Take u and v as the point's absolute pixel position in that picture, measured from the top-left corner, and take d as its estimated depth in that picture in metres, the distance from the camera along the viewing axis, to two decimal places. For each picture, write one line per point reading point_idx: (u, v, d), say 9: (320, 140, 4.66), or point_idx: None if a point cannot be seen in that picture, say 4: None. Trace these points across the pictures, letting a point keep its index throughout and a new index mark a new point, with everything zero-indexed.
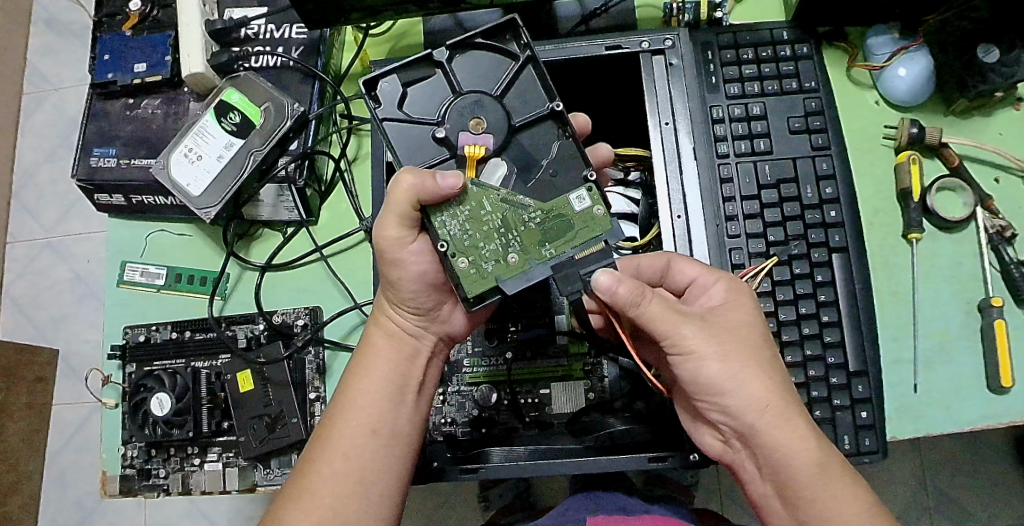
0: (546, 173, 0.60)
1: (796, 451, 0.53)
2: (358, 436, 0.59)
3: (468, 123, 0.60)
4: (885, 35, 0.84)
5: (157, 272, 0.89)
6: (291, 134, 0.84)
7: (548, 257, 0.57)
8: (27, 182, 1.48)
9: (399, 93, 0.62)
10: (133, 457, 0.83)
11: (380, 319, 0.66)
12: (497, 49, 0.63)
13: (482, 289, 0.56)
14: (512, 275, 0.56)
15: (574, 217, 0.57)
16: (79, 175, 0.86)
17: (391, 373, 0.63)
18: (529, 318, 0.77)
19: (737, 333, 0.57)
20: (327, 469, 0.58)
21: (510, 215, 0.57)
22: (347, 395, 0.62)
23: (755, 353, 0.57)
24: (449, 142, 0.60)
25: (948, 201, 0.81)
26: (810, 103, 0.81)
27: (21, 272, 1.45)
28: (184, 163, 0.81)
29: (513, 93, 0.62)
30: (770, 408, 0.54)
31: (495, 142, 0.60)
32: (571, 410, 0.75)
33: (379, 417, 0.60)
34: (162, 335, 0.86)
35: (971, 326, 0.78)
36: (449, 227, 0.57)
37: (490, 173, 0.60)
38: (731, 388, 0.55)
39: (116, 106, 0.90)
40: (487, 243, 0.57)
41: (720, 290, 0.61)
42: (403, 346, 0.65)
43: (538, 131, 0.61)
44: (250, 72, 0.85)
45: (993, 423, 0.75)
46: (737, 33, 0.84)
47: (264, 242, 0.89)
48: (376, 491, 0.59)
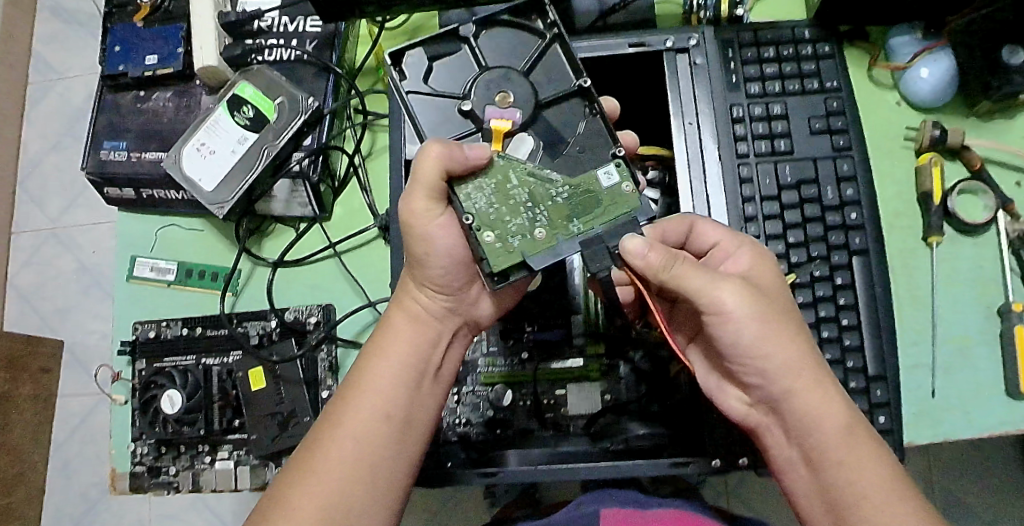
0: (574, 148, 0.60)
1: (829, 413, 0.51)
2: (374, 427, 0.58)
3: (494, 96, 0.60)
4: (908, 35, 0.82)
5: (168, 267, 0.88)
6: (306, 129, 0.83)
7: (575, 233, 0.56)
8: (32, 172, 1.47)
9: (424, 68, 0.63)
10: (143, 454, 0.83)
11: (402, 299, 0.63)
12: (523, 26, 0.64)
13: (508, 265, 0.55)
14: (538, 251, 0.56)
15: (600, 192, 0.57)
16: (90, 168, 0.85)
17: (411, 363, 0.62)
18: (545, 319, 0.76)
19: (772, 296, 0.55)
20: (341, 458, 0.56)
21: (536, 189, 0.57)
22: (365, 378, 0.59)
23: (790, 319, 0.55)
24: (476, 115, 0.60)
25: (969, 204, 0.80)
26: (832, 104, 0.80)
27: (25, 262, 1.44)
28: (196, 158, 0.81)
29: (539, 70, 0.63)
30: (805, 373, 0.52)
31: (523, 114, 0.60)
32: (588, 411, 0.74)
33: (394, 405, 0.59)
34: (172, 332, 0.85)
35: (991, 330, 0.77)
36: (474, 199, 0.57)
37: (517, 148, 0.60)
38: (769, 351, 0.52)
39: (127, 98, 0.88)
40: (513, 218, 0.56)
41: (747, 255, 0.60)
42: (426, 330, 0.63)
43: (565, 107, 0.62)
44: (264, 66, 0.84)
45: (1011, 428, 0.75)
46: (757, 31, 0.83)
47: (275, 237, 0.88)
48: (382, 481, 0.57)
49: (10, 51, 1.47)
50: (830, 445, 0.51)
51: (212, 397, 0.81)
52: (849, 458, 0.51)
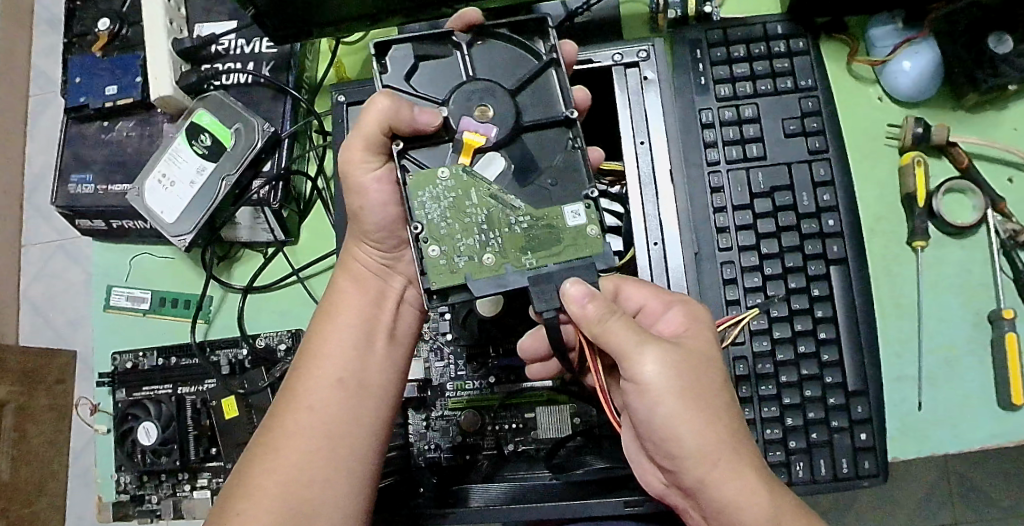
0: (548, 182, 0.53)
1: (748, 503, 0.47)
2: (314, 423, 0.56)
3: (473, 107, 0.54)
4: (890, 25, 0.77)
5: (142, 296, 0.88)
6: (264, 154, 0.81)
7: (526, 267, 0.51)
8: (36, 186, 1.20)
9: (410, 66, 0.57)
10: (126, 483, 0.84)
11: (346, 282, 0.63)
12: (519, 43, 0.56)
13: (449, 285, 0.51)
14: (483, 276, 0.51)
15: (564, 231, 0.51)
16: (58, 202, 0.85)
17: (355, 350, 0.59)
18: (510, 344, 0.74)
19: (699, 369, 0.51)
20: (283, 458, 0.54)
21: (495, 213, 0.52)
22: (309, 368, 0.58)
23: (717, 403, 0.50)
24: (450, 125, 0.54)
25: (956, 205, 0.76)
26: (806, 104, 0.76)
27: (36, 274, 1.16)
28: (157, 190, 0.80)
29: (529, 92, 0.55)
30: (721, 461, 0.48)
31: (500, 134, 0.53)
32: (556, 436, 0.73)
33: (345, 368, 0.58)
34: (148, 362, 0.86)
35: (981, 339, 0.74)
36: (428, 209, 0.52)
37: (485, 168, 0.53)
38: (682, 433, 0.48)
39: (91, 129, 0.88)
40: (465, 237, 0.51)
41: (677, 320, 0.56)
42: (369, 286, 0.63)
43: (547, 134, 0.54)
44: (220, 91, 0.83)
45: (1003, 442, 0.71)
46: (726, 29, 0.78)
47: (244, 263, 0.88)
48: (344, 447, 0.56)
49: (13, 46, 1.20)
50: None
51: (186, 427, 0.82)
52: None
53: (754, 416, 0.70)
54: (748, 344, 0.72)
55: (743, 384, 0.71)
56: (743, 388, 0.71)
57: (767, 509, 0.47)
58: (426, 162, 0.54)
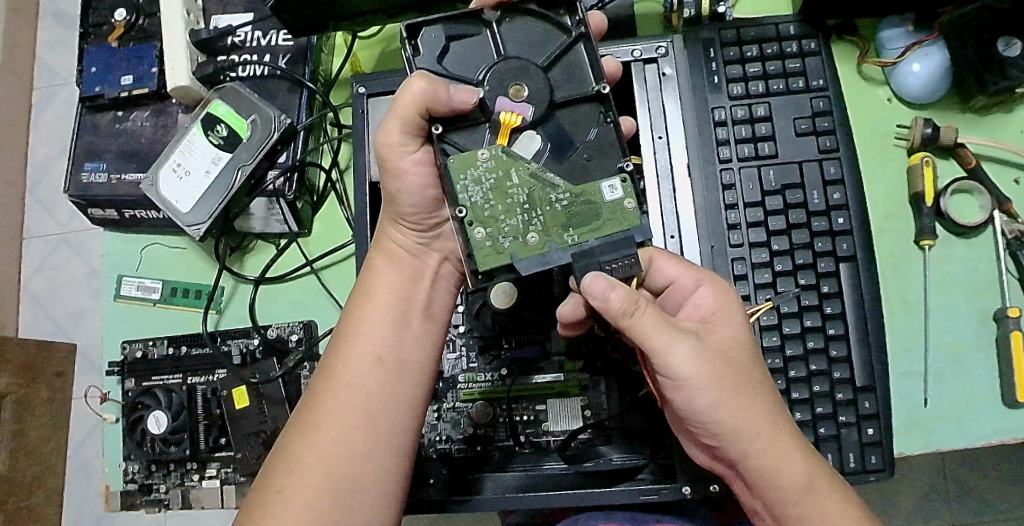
0: (585, 157, 0.54)
1: (786, 472, 0.52)
2: (354, 398, 0.56)
3: (507, 87, 0.54)
4: (900, 28, 0.79)
5: (153, 286, 0.89)
6: (279, 146, 0.82)
7: (568, 243, 0.52)
8: (40, 177, 1.20)
9: (441, 48, 0.56)
10: (134, 472, 0.84)
11: (380, 260, 0.63)
12: (547, 19, 0.56)
13: (495, 265, 0.52)
14: (529, 255, 0.52)
15: (602, 205, 0.52)
16: (71, 191, 0.85)
17: (392, 327, 0.59)
18: (524, 335, 0.75)
19: (728, 351, 0.53)
20: (324, 433, 0.54)
21: (536, 192, 0.53)
22: (347, 347, 0.59)
23: (748, 379, 0.53)
24: (487, 106, 0.54)
25: (963, 204, 0.77)
26: (817, 104, 0.77)
27: (39, 266, 1.16)
28: (172, 180, 0.80)
29: (560, 68, 0.56)
30: (760, 437, 0.52)
31: (536, 112, 0.54)
32: (567, 428, 0.74)
33: (384, 346, 0.59)
34: (158, 351, 0.86)
35: (987, 337, 0.75)
36: (471, 192, 0.53)
37: (524, 146, 0.54)
38: (722, 417, 0.51)
39: (105, 119, 0.88)
40: (507, 217, 0.52)
41: (707, 298, 0.57)
42: (404, 264, 0.63)
43: (580, 111, 0.55)
44: (236, 83, 0.83)
45: (1007, 438, 0.72)
46: (739, 29, 0.80)
47: (256, 255, 0.88)
48: (384, 423, 0.56)
49: (15, 40, 1.20)
50: (786, 498, 0.52)
51: (197, 416, 0.82)
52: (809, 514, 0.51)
53: None
54: (757, 339, 0.73)
55: None
56: None
57: (803, 482, 0.52)
58: (465, 144, 0.55)
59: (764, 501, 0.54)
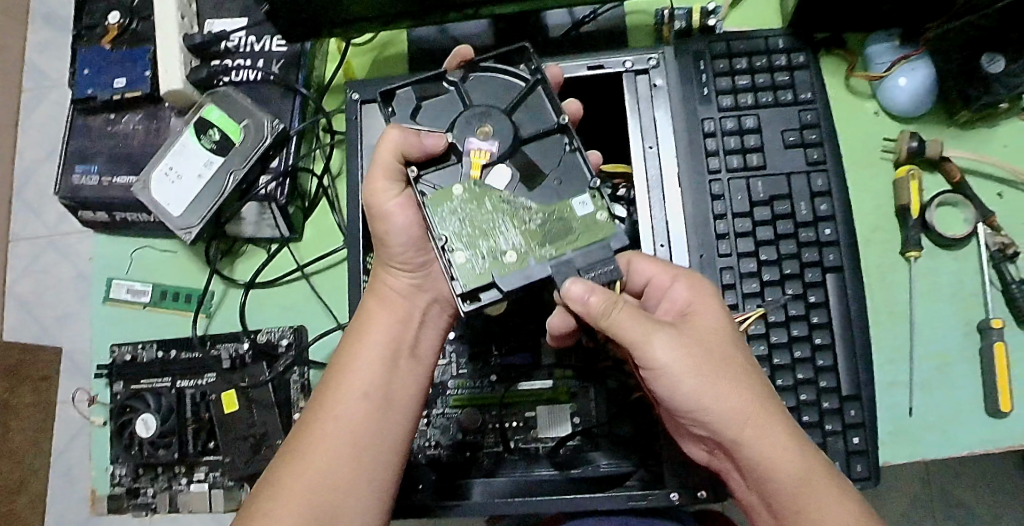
0: (554, 182, 0.55)
1: (782, 460, 0.50)
2: (338, 442, 0.56)
3: (474, 129, 0.56)
4: (885, 43, 0.80)
5: (143, 289, 0.88)
6: (272, 150, 0.82)
7: (547, 257, 0.52)
8: (28, 179, 1.19)
9: (410, 109, 0.59)
10: (121, 476, 0.84)
11: (376, 299, 0.62)
12: (502, 72, 0.59)
13: (480, 283, 0.52)
14: (509, 272, 0.52)
15: (574, 219, 0.53)
16: (62, 193, 0.85)
17: (382, 368, 0.59)
18: (513, 342, 0.75)
19: (708, 338, 0.53)
20: (306, 476, 0.54)
21: (511, 215, 0.54)
22: (336, 387, 0.58)
23: (733, 366, 0.52)
24: (457, 148, 0.56)
25: (947, 217, 0.78)
26: (805, 116, 0.78)
27: (25, 268, 1.16)
28: (164, 183, 0.80)
29: (523, 110, 0.58)
30: (749, 424, 0.50)
31: (500, 148, 0.55)
32: (556, 435, 0.74)
33: (370, 389, 0.58)
34: (147, 354, 0.85)
35: (971, 348, 0.76)
36: (448, 223, 0.53)
37: (495, 178, 0.55)
38: (708, 404, 0.50)
39: (97, 121, 0.88)
40: (485, 241, 0.53)
41: (684, 292, 0.57)
42: (396, 306, 0.62)
43: (546, 143, 0.56)
44: (230, 87, 0.83)
45: (991, 447, 0.73)
46: (730, 42, 0.81)
47: (247, 259, 0.88)
48: (367, 466, 0.56)
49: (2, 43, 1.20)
50: (783, 488, 0.50)
51: (185, 420, 0.82)
52: (805, 501, 0.49)
53: None
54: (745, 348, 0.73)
55: None
56: None
57: (797, 466, 0.49)
58: (440, 183, 0.56)
59: (762, 493, 0.52)
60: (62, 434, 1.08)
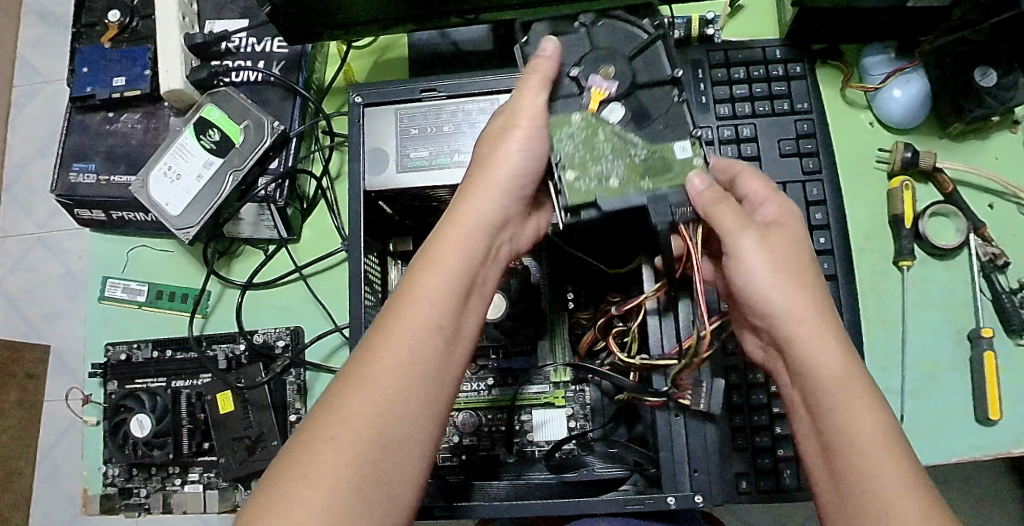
0: (660, 128, 0.56)
1: (827, 362, 0.47)
2: (397, 374, 0.45)
3: (597, 68, 0.57)
4: (881, 55, 0.82)
5: (139, 288, 0.88)
6: (272, 152, 0.82)
7: (645, 189, 0.54)
8: (18, 175, 1.18)
9: (541, 39, 0.59)
10: (114, 476, 0.84)
11: (457, 216, 0.52)
12: (630, 23, 0.59)
13: (580, 202, 0.54)
14: (611, 196, 0.54)
15: (674, 160, 0.55)
16: (58, 190, 0.85)
17: (456, 303, 0.50)
18: (510, 347, 0.76)
19: (790, 248, 0.52)
20: (357, 409, 0.44)
21: (620, 146, 0.55)
22: (404, 311, 0.48)
23: (806, 273, 0.51)
24: (579, 82, 0.57)
25: (940, 227, 0.79)
26: (801, 126, 0.79)
27: (14, 265, 1.15)
28: (163, 182, 0.80)
29: (642, 58, 0.58)
30: (804, 323, 0.49)
31: (620, 88, 0.57)
32: (552, 439, 0.74)
33: (440, 322, 0.48)
34: (143, 354, 0.85)
35: (961, 356, 0.77)
36: (564, 141, 0.55)
37: (610, 114, 0.56)
38: (775, 297, 0.49)
39: (95, 119, 0.88)
40: (596, 164, 0.55)
41: (774, 209, 0.54)
42: (475, 235, 0.52)
43: (660, 92, 0.57)
44: (230, 88, 0.83)
45: (980, 455, 0.74)
46: (728, 51, 0.82)
47: (244, 260, 0.88)
48: (426, 409, 0.46)
49: None
50: (818, 386, 0.47)
51: (180, 421, 0.81)
52: (840, 405, 0.46)
53: (741, 424, 0.72)
54: (740, 354, 0.73)
55: (734, 392, 0.73)
56: (734, 397, 0.73)
57: (840, 367, 0.47)
58: (559, 111, 0.57)
59: (802, 395, 0.49)
60: (48, 432, 1.07)
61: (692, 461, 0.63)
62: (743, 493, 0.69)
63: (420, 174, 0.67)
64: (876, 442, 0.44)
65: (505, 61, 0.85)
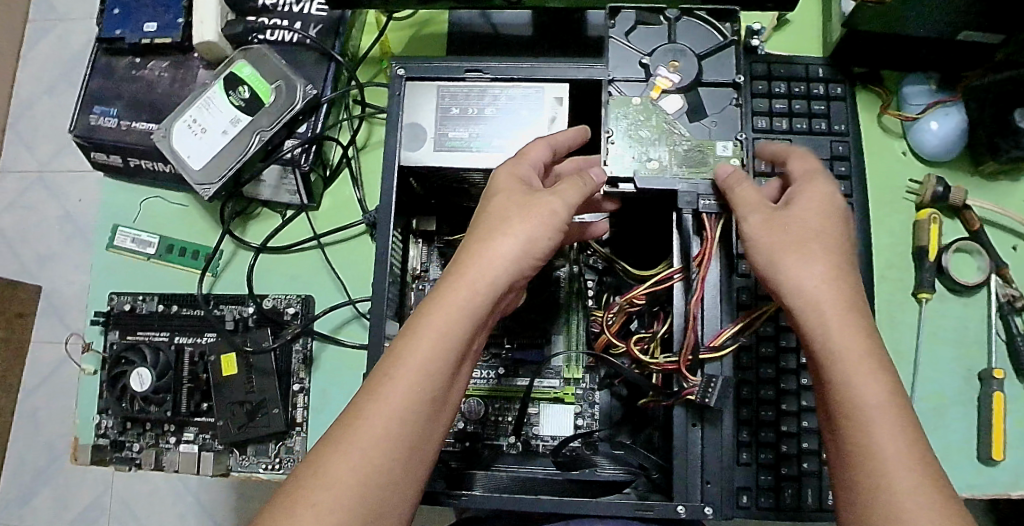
0: (710, 124, 0.62)
1: (829, 336, 0.46)
2: (383, 444, 0.44)
3: (667, 61, 0.63)
4: (923, 85, 0.81)
5: (149, 240, 0.86)
6: (301, 116, 0.80)
7: (679, 174, 0.61)
8: (25, 111, 1.16)
9: (628, 25, 0.64)
10: (107, 427, 0.83)
11: (463, 273, 0.49)
12: (712, 26, 0.64)
13: (623, 173, 0.61)
14: (649, 175, 0.61)
15: (712, 157, 0.61)
16: (78, 131, 0.83)
17: (452, 371, 0.47)
18: (525, 337, 0.75)
19: (802, 225, 0.51)
20: (341, 475, 0.43)
21: (668, 134, 0.62)
22: (399, 376, 0.45)
23: (818, 245, 0.50)
24: (649, 69, 0.63)
25: (961, 264, 0.79)
26: (837, 147, 0.78)
27: (15, 201, 1.13)
28: (187, 135, 0.79)
29: (711, 60, 0.64)
30: (811, 294, 0.48)
31: (685, 82, 0.62)
32: (557, 435, 0.74)
33: (435, 391, 0.46)
34: (147, 307, 0.84)
35: (969, 393, 0.77)
36: (620, 121, 0.62)
37: (668, 105, 0.62)
38: (779, 274, 0.49)
39: (121, 63, 0.86)
40: (644, 142, 0.61)
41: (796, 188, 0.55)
42: (485, 298, 0.49)
43: (720, 93, 0.63)
44: (265, 46, 0.82)
45: (977, 492, 0.75)
46: (771, 64, 0.81)
47: (260, 222, 0.86)
48: (408, 478, 0.45)
49: None
50: (824, 357, 0.46)
51: (182, 378, 0.81)
52: (839, 375, 0.45)
53: (749, 440, 0.71)
54: (754, 370, 0.73)
55: (744, 407, 0.72)
56: (744, 411, 0.72)
57: (841, 334, 0.46)
58: (627, 92, 0.63)
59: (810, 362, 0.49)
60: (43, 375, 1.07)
61: (705, 471, 0.61)
62: (743, 508, 0.69)
63: (455, 156, 0.66)
64: (871, 407, 0.44)
65: (541, 49, 0.84)
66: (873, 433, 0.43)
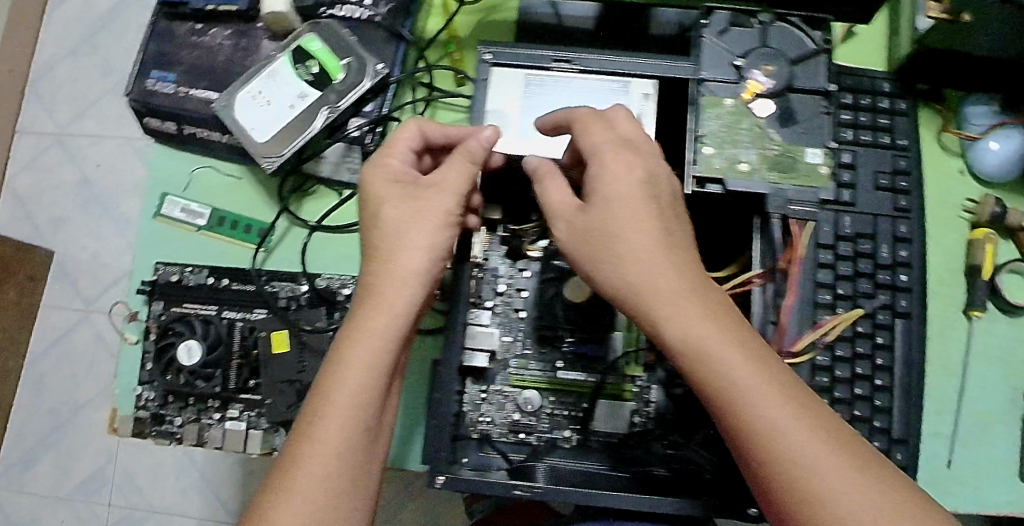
0: (801, 130, 0.63)
1: (706, 339, 0.44)
2: (331, 463, 0.46)
3: (758, 65, 0.63)
4: (984, 106, 0.82)
5: (200, 211, 0.84)
6: (370, 94, 0.79)
7: (769, 179, 0.62)
8: None
9: (722, 25, 0.64)
10: (147, 400, 0.81)
11: (381, 291, 0.51)
12: (804, 33, 0.64)
13: (712, 175, 0.61)
14: (738, 177, 0.61)
15: (801, 164, 0.62)
16: (134, 95, 0.82)
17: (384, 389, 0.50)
18: (585, 332, 0.76)
19: (599, 209, 0.49)
20: (299, 496, 0.45)
21: (758, 138, 0.62)
22: (334, 398, 0.48)
23: (627, 233, 0.48)
24: (741, 72, 0.63)
25: (1014, 285, 0.81)
26: (900, 162, 0.78)
27: None
28: (252, 106, 0.77)
29: (803, 66, 0.63)
30: (651, 282, 0.46)
31: (776, 86, 0.62)
32: (615, 432, 0.74)
33: (371, 410, 0.49)
34: (195, 279, 0.82)
35: (1014, 411, 0.79)
36: (711, 121, 0.62)
37: (760, 109, 0.63)
38: (598, 263, 0.48)
39: (181, 28, 0.84)
40: (734, 143, 0.62)
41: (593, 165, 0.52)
42: (397, 317, 0.51)
43: (810, 101, 0.63)
44: (333, 21, 0.80)
45: (1018, 509, 0.76)
46: (839, 75, 0.81)
47: (318, 199, 0.83)
48: (357, 492, 0.48)
49: None
50: (726, 367, 0.43)
51: (232, 353, 0.80)
52: (743, 381, 0.42)
53: None
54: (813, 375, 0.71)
55: None
56: None
57: (713, 326, 0.44)
58: (718, 92, 0.63)
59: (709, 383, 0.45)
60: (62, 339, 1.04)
61: None
62: None
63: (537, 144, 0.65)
64: (775, 419, 0.41)
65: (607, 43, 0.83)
66: (787, 453, 0.40)
